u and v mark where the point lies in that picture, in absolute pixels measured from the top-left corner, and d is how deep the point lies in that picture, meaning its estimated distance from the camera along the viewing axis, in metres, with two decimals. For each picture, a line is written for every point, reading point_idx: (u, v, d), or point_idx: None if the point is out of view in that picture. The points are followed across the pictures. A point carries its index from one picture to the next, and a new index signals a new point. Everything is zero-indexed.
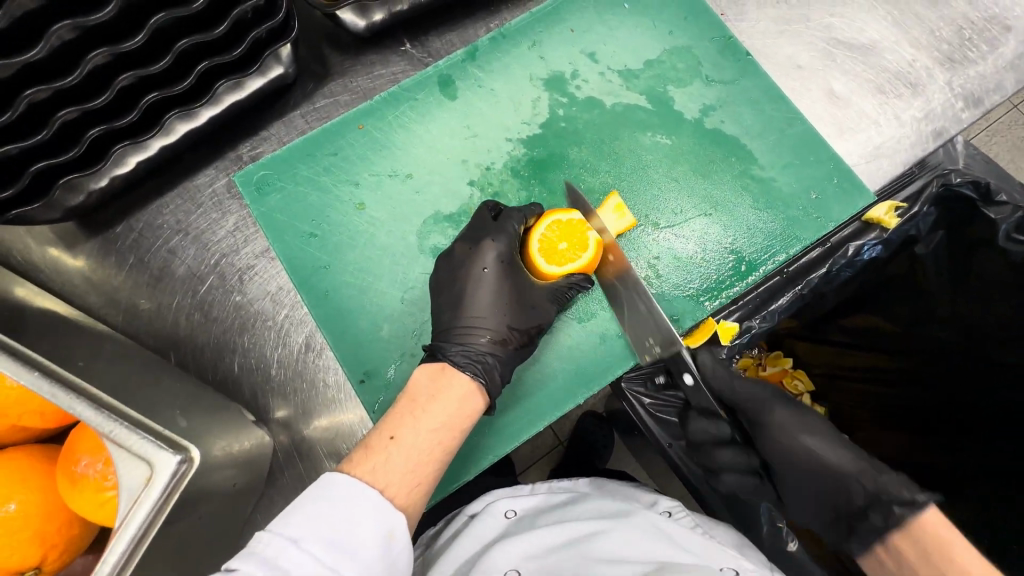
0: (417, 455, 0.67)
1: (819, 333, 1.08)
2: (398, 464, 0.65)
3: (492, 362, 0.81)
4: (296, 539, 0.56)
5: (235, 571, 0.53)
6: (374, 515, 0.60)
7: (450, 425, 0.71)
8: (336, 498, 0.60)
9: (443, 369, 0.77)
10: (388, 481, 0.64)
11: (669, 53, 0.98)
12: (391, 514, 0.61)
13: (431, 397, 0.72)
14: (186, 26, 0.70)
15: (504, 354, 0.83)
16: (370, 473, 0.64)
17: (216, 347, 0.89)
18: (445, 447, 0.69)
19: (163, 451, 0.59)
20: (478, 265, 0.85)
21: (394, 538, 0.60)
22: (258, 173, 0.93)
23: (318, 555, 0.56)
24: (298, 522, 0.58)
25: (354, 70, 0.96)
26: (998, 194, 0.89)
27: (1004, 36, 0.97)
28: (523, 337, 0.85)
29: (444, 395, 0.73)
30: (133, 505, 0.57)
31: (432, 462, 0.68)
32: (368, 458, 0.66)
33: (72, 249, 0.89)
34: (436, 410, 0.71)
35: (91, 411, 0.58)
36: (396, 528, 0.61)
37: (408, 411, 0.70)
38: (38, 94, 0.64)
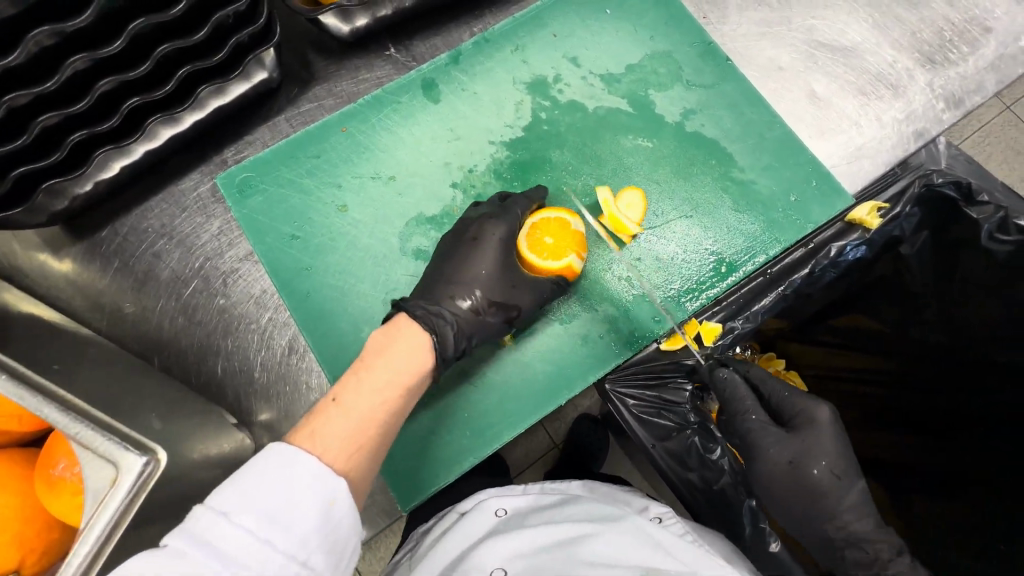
0: (359, 416, 0.66)
1: (807, 334, 1.08)
2: (339, 426, 0.64)
3: (449, 319, 0.80)
4: (226, 512, 0.53)
5: (166, 548, 0.51)
6: (313, 483, 0.58)
7: (395, 384, 0.70)
8: (270, 465, 0.58)
9: (393, 325, 0.77)
10: (328, 445, 0.62)
11: (650, 58, 0.98)
12: (333, 479, 0.59)
13: (375, 356, 0.72)
14: (166, 32, 0.71)
15: (468, 318, 0.83)
16: (310, 437, 0.63)
17: (200, 350, 0.89)
18: (390, 406, 0.69)
19: (129, 452, 0.58)
20: (468, 234, 0.86)
21: (335, 503, 0.58)
22: (240, 175, 0.94)
23: (249, 527, 0.53)
24: (229, 492, 0.55)
25: (338, 74, 0.97)
26: (981, 194, 0.86)
27: (985, 37, 0.97)
28: (494, 310, 0.86)
29: (389, 352, 0.72)
30: (98, 507, 0.56)
31: (377, 424, 0.67)
32: (311, 423, 0.65)
33: (58, 253, 0.90)
34: (381, 370, 0.70)
35: (58, 413, 0.58)
36: (339, 493, 0.59)
37: (354, 374, 0.70)
38: (19, 99, 0.65)
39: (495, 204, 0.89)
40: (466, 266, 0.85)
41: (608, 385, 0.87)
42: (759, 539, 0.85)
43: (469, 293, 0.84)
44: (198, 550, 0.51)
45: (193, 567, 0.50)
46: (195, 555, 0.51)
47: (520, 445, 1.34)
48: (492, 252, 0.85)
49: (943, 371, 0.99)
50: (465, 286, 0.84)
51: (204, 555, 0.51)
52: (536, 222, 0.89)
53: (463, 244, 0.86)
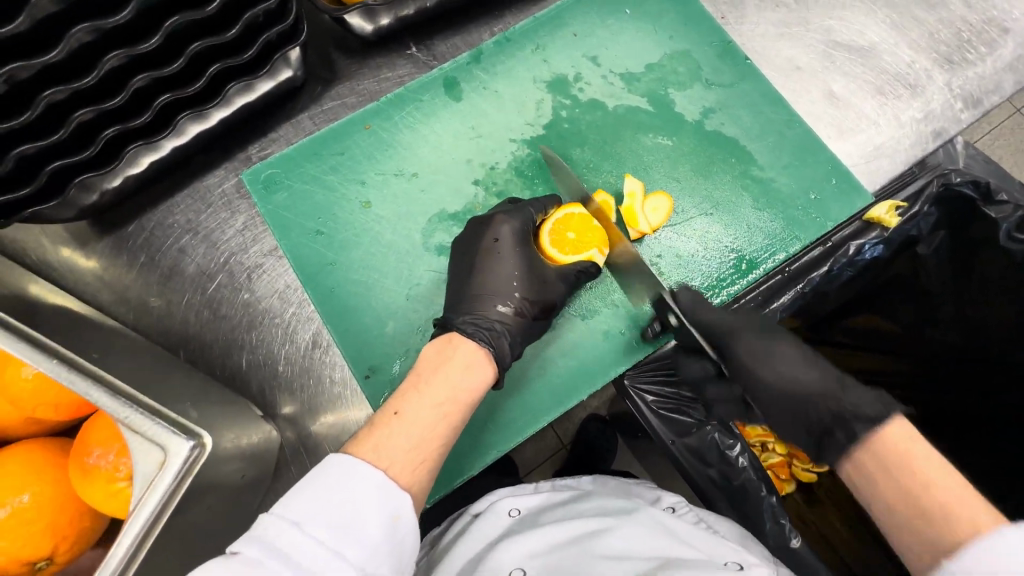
0: (420, 431, 0.66)
1: (822, 334, 1.08)
2: (401, 440, 0.64)
3: (501, 330, 0.81)
4: (297, 522, 0.54)
5: (238, 555, 0.52)
6: (379, 499, 0.59)
7: (454, 400, 0.70)
8: (336, 477, 0.59)
9: (449, 340, 0.77)
10: (391, 460, 0.62)
11: (669, 58, 0.99)
12: (398, 495, 0.60)
13: (433, 370, 0.72)
14: (199, 30, 0.72)
15: (516, 325, 0.84)
16: (373, 451, 0.63)
17: (225, 344, 0.90)
18: (449, 422, 0.69)
19: (176, 436, 0.61)
20: (490, 236, 0.86)
21: (400, 519, 0.59)
22: (265, 172, 0.95)
23: (320, 539, 0.54)
24: (298, 504, 0.56)
25: (361, 73, 0.98)
26: (999, 194, 0.87)
27: (1003, 38, 0.98)
28: (536, 309, 0.86)
29: (446, 368, 0.72)
30: (149, 488, 0.58)
31: (437, 439, 0.67)
32: (373, 434, 0.65)
33: (85, 247, 0.91)
34: (439, 384, 0.70)
35: (108, 397, 0.59)
36: (402, 509, 0.60)
37: (412, 386, 0.70)
38: (56, 95, 0.66)
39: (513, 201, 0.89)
40: (502, 272, 0.86)
41: (629, 380, 0.89)
42: (780, 534, 0.86)
43: (509, 299, 0.84)
44: (272, 559, 0.52)
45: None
46: (267, 562, 0.51)
47: (533, 444, 1.35)
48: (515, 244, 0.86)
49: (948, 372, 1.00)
50: (489, 278, 0.85)
51: (279, 564, 0.51)
52: (559, 217, 0.91)
53: (484, 249, 0.86)
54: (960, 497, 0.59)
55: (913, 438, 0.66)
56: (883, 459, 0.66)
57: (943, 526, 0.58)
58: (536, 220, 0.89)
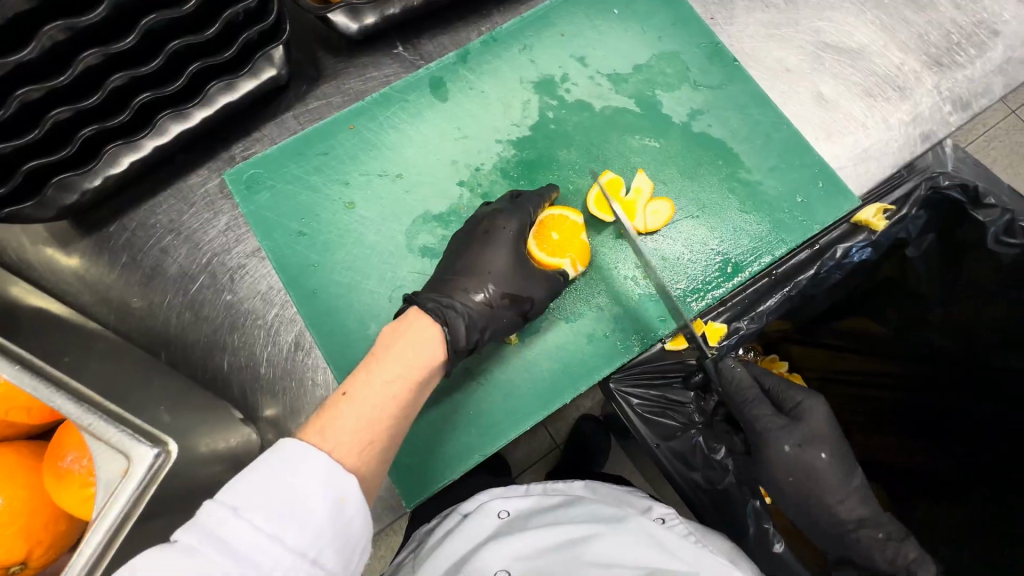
0: (368, 411, 0.66)
1: (814, 337, 1.07)
2: (347, 421, 0.64)
3: (459, 311, 0.80)
4: (237, 508, 0.54)
5: (177, 543, 0.52)
6: (324, 480, 0.58)
7: (404, 379, 0.70)
8: (280, 460, 0.58)
9: (403, 320, 0.77)
10: (337, 441, 0.63)
11: (657, 59, 0.99)
12: (343, 476, 0.59)
13: (386, 350, 0.72)
14: (178, 28, 0.72)
15: (479, 309, 0.83)
16: (320, 432, 0.63)
17: (206, 345, 0.89)
18: (399, 401, 0.69)
19: (141, 444, 0.59)
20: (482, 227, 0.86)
21: (346, 501, 0.58)
22: (247, 172, 0.94)
23: (260, 525, 0.54)
24: (240, 490, 0.55)
25: (347, 72, 0.97)
26: (987, 198, 0.87)
27: (993, 40, 0.97)
28: (507, 303, 0.85)
29: (398, 347, 0.73)
30: (111, 494, 0.57)
31: (386, 419, 0.67)
32: (322, 416, 0.65)
33: (66, 248, 0.90)
34: (391, 364, 0.70)
35: (71, 404, 0.59)
36: (349, 491, 0.59)
37: (364, 367, 0.70)
38: (30, 94, 0.66)
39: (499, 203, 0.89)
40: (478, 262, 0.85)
41: (613, 384, 0.89)
42: (763, 539, 0.86)
43: (484, 287, 0.85)
44: (206, 546, 0.52)
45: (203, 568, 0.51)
46: (202, 549, 0.52)
47: (523, 445, 1.34)
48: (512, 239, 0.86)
49: (937, 373, 0.99)
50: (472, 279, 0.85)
51: (215, 550, 0.52)
52: (552, 215, 0.91)
53: (476, 238, 0.86)
54: None
55: None
56: None
57: None
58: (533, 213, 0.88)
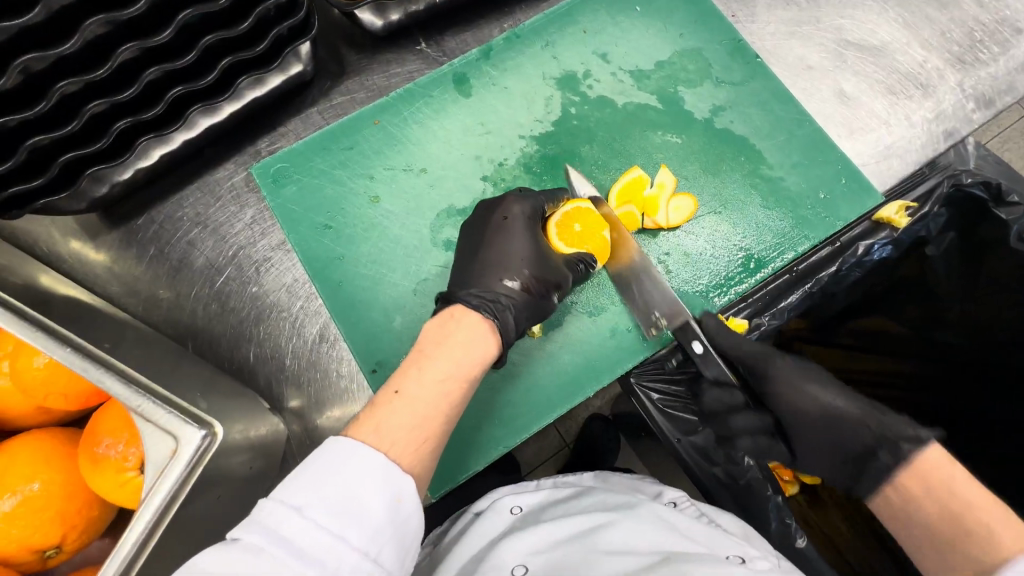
0: (422, 409, 0.66)
1: (829, 336, 1.07)
2: (401, 418, 0.64)
3: (506, 304, 0.81)
4: (299, 507, 0.54)
5: (238, 542, 0.52)
6: (381, 481, 0.58)
7: (456, 376, 0.70)
8: (335, 461, 0.58)
9: (451, 315, 0.76)
10: (392, 440, 0.62)
11: (679, 55, 0.99)
12: (400, 478, 0.60)
13: (436, 346, 0.71)
14: (212, 23, 0.73)
15: (522, 301, 0.83)
16: (374, 429, 0.63)
17: (232, 337, 0.90)
18: (451, 399, 0.68)
19: (188, 426, 0.64)
20: (499, 215, 0.87)
21: (402, 500, 0.59)
22: (274, 165, 0.95)
23: (321, 522, 0.54)
24: (298, 489, 0.56)
25: (371, 68, 0.98)
26: (1011, 195, 0.86)
27: (1016, 38, 0.97)
28: (543, 287, 0.85)
29: (449, 342, 0.72)
30: (161, 474, 0.61)
31: (439, 417, 0.67)
32: (375, 412, 0.65)
33: (95, 240, 0.92)
34: (442, 360, 0.70)
35: (121, 386, 0.62)
36: (405, 491, 0.59)
37: (414, 363, 0.70)
38: (70, 86, 0.67)
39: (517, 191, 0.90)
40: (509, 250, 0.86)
41: (635, 379, 0.88)
42: (786, 534, 0.85)
43: (517, 274, 0.84)
44: (270, 545, 0.52)
45: (272, 566, 0.51)
46: (269, 547, 0.52)
47: (535, 444, 1.35)
48: (527, 221, 0.86)
49: (951, 372, 0.99)
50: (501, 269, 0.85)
51: (280, 550, 0.52)
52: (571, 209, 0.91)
53: (493, 226, 0.86)
54: (1001, 518, 0.65)
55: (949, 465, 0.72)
56: (924, 480, 0.73)
57: (987, 543, 0.64)
58: (545, 209, 0.90)
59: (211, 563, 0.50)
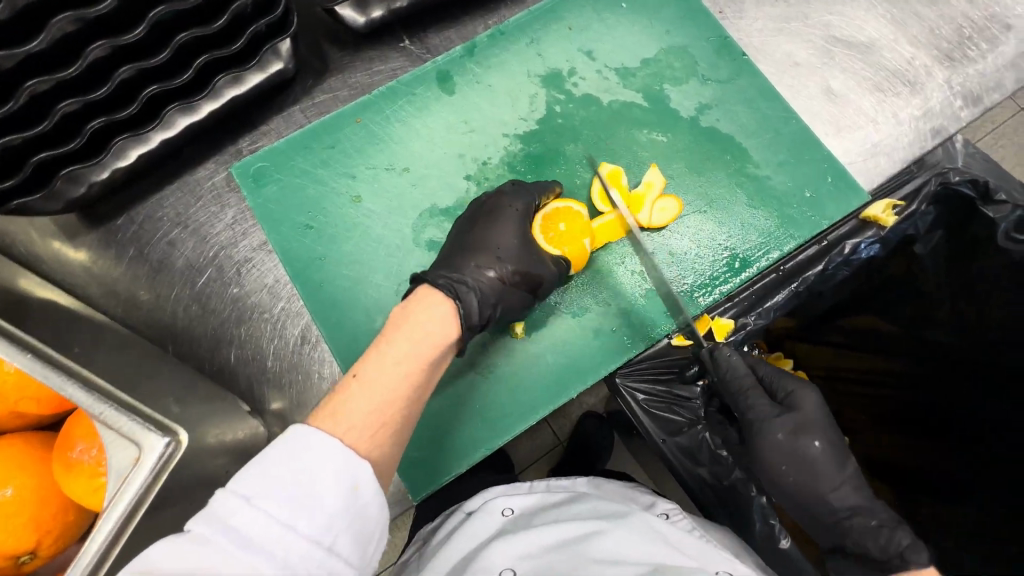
0: (379, 393, 0.65)
1: (818, 334, 1.08)
2: (359, 403, 0.64)
3: (471, 286, 0.80)
4: (249, 497, 0.53)
5: (190, 533, 0.52)
6: (337, 468, 0.57)
7: (416, 359, 0.69)
8: (290, 449, 0.57)
9: (411, 300, 0.76)
10: (348, 426, 0.62)
11: (665, 52, 0.98)
12: (356, 464, 0.59)
13: (396, 329, 0.71)
14: (186, 20, 0.72)
15: (491, 287, 0.82)
16: (332, 417, 0.62)
17: (213, 338, 0.90)
18: (411, 382, 0.68)
19: (151, 433, 0.60)
20: (485, 203, 0.88)
21: (359, 487, 0.58)
22: (255, 165, 0.94)
23: (272, 513, 0.53)
24: (251, 478, 0.55)
25: (353, 66, 0.97)
26: (998, 194, 0.85)
27: (1004, 35, 0.96)
28: (517, 278, 0.84)
29: (408, 325, 0.72)
30: (122, 483, 0.58)
31: (398, 401, 0.66)
32: (333, 400, 0.64)
33: (74, 241, 0.91)
34: (400, 343, 0.69)
35: (83, 394, 0.59)
36: (362, 478, 0.58)
37: (374, 349, 0.70)
38: (40, 85, 0.66)
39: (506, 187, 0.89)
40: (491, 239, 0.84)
41: (619, 379, 0.88)
42: (769, 536, 0.85)
43: (494, 263, 0.84)
44: (221, 536, 0.51)
45: (224, 558, 0.50)
46: (218, 539, 0.51)
47: (527, 442, 1.34)
48: (521, 214, 0.86)
49: (942, 371, 0.98)
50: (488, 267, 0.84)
51: (229, 541, 0.51)
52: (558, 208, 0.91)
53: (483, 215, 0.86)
54: None
55: None
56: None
57: None
58: (536, 201, 0.88)
59: (164, 557, 0.50)
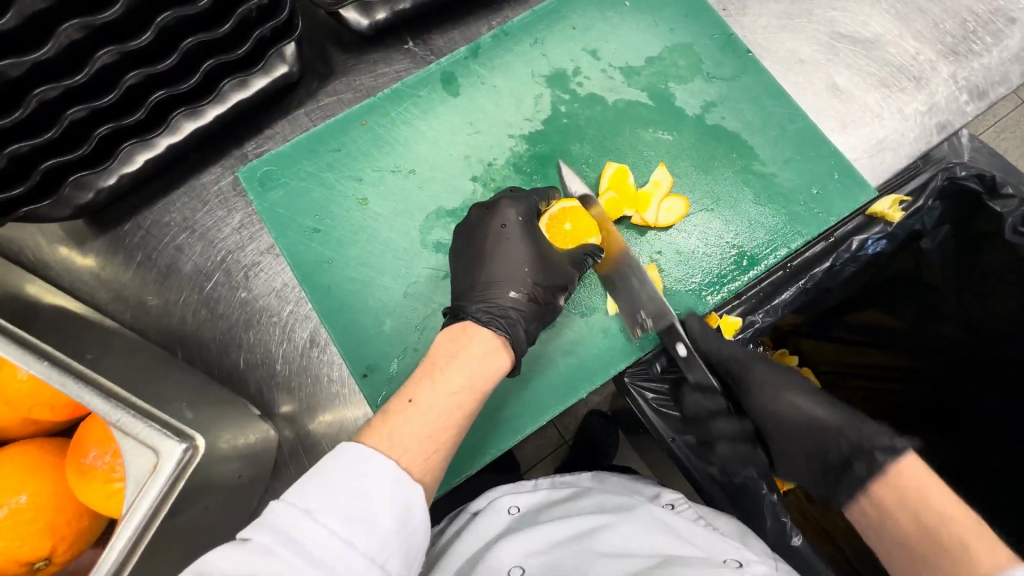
0: (434, 419, 0.66)
1: (824, 329, 1.07)
2: (414, 428, 0.64)
3: (515, 317, 0.81)
4: (310, 510, 0.54)
5: (248, 542, 0.52)
6: (391, 488, 0.58)
7: (469, 389, 0.70)
8: (346, 468, 0.58)
9: (463, 329, 0.77)
10: (404, 449, 0.62)
11: (669, 50, 0.98)
12: (409, 487, 0.59)
13: (449, 359, 0.72)
14: (192, 26, 0.72)
15: (530, 312, 0.82)
16: (387, 438, 0.63)
17: (222, 342, 0.90)
18: (463, 411, 0.69)
19: (169, 439, 0.60)
20: (496, 222, 0.85)
21: (412, 510, 0.58)
22: (261, 169, 0.94)
23: (331, 526, 0.53)
24: (312, 492, 0.55)
25: (358, 68, 0.97)
26: (1005, 187, 0.85)
27: (1010, 28, 0.96)
28: (549, 294, 0.84)
29: (463, 356, 0.72)
30: (140, 491, 0.58)
31: (451, 428, 0.67)
32: (387, 421, 0.65)
33: (82, 246, 0.91)
34: (454, 372, 0.70)
35: (101, 401, 0.59)
36: (414, 500, 0.59)
37: (426, 373, 0.70)
38: (48, 93, 0.66)
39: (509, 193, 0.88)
40: (511, 258, 0.85)
41: (628, 379, 0.89)
42: (781, 532, 0.83)
43: (521, 286, 0.83)
44: (280, 545, 0.51)
45: (280, 563, 0.50)
46: (278, 548, 0.51)
47: (536, 441, 1.34)
48: (522, 225, 0.85)
49: (952, 366, 0.98)
50: (496, 264, 0.85)
51: (289, 551, 0.51)
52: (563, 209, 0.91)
53: (492, 237, 0.85)
54: (974, 531, 0.64)
55: (924, 474, 0.71)
56: (897, 489, 0.72)
57: (956, 556, 0.63)
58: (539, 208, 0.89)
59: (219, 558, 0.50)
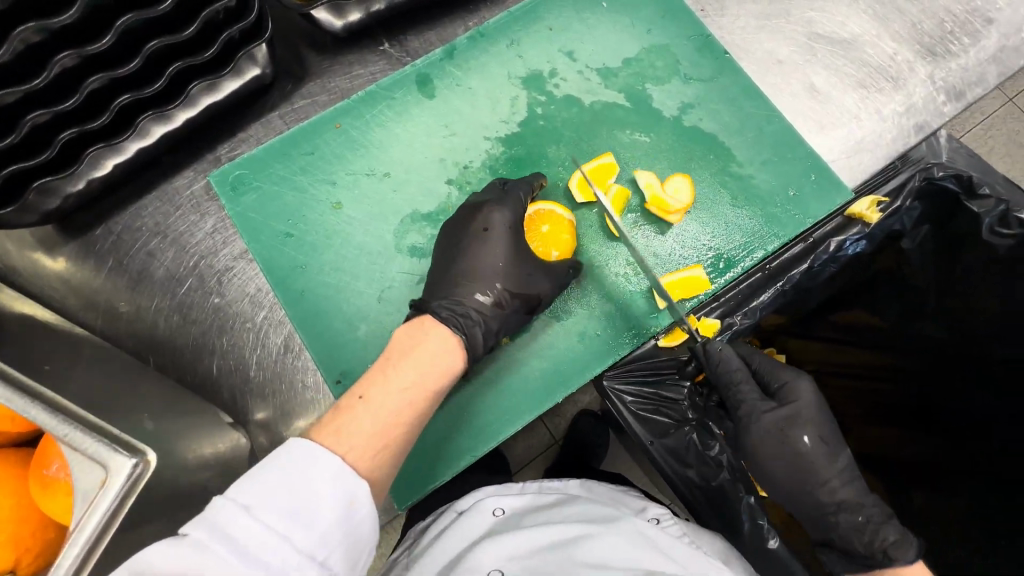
0: (384, 415, 0.65)
1: (807, 329, 1.05)
2: (363, 423, 0.64)
3: (475, 319, 0.81)
4: (248, 506, 0.53)
5: (186, 538, 0.51)
6: (332, 482, 0.57)
7: (423, 386, 0.69)
8: (288, 464, 0.57)
9: (421, 326, 0.76)
10: (350, 445, 0.62)
11: (647, 51, 0.97)
12: (353, 482, 0.58)
13: (404, 355, 0.71)
14: (155, 28, 0.70)
15: (492, 314, 0.83)
16: (334, 434, 0.62)
17: (195, 349, 0.88)
18: (415, 408, 0.68)
19: (118, 454, 0.58)
20: (478, 225, 0.85)
21: (355, 505, 0.58)
22: (233, 173, 0.93)
23: (268, 521, 0.53)
24: (253, 488, 0.55)
25: (332, 70, 0.96)
26: (981, 188, 0.85)
27: (987, 28, 0.96)
28: (517, 302, 0.85)
29: (418, 353, 0.72)
30: (89, 507, 0.56)
31: (401, 425, 0.66)
32: (337, 418, 0.64)
33: (51, 252, 0.89)
34: (408, 368, 0.70)
35: (46, 414, 0.58)
36: (358, 494, 0.58)
37: (380, 370, 0.70)
38: (6, 98, 0.64)
39: (492, 193, 0.88)
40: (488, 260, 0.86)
41: (607, 380, 0.86)
42: (758, 534, 0.84)
43: (490, 288, 0.84)
44: (216, 542, 0.51)
45: (216, 561, 0.50)
46: (213, 546, 0.51)
47: (522, 442, 1.33)
48: (506, 233, 0.85)
49: (938, 366, 0.98)
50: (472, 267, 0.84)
51: (224, 548, 0.51)
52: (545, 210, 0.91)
53: (472, 236, 0.85)
54: None
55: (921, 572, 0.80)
56: None
57: None
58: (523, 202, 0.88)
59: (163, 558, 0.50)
